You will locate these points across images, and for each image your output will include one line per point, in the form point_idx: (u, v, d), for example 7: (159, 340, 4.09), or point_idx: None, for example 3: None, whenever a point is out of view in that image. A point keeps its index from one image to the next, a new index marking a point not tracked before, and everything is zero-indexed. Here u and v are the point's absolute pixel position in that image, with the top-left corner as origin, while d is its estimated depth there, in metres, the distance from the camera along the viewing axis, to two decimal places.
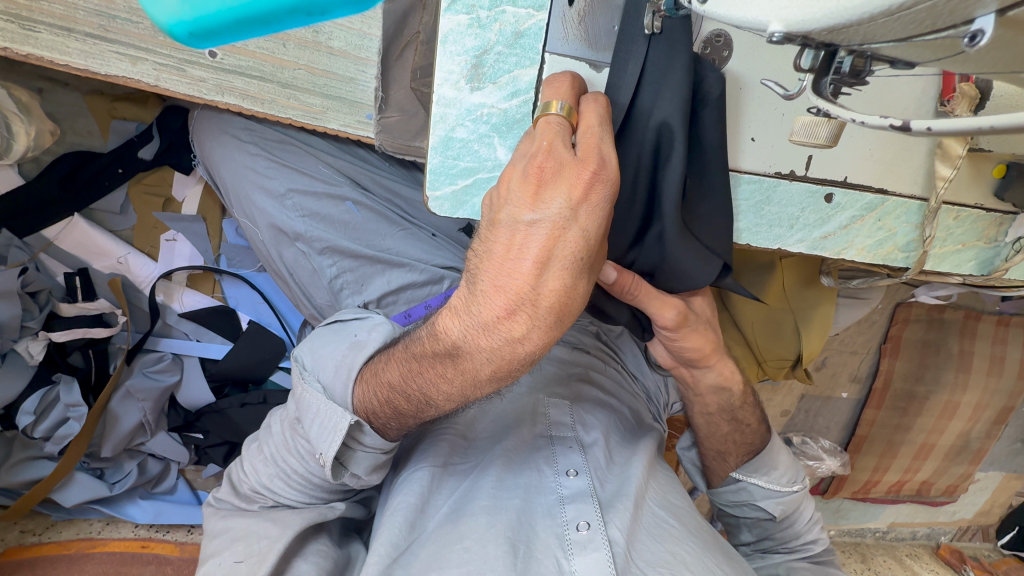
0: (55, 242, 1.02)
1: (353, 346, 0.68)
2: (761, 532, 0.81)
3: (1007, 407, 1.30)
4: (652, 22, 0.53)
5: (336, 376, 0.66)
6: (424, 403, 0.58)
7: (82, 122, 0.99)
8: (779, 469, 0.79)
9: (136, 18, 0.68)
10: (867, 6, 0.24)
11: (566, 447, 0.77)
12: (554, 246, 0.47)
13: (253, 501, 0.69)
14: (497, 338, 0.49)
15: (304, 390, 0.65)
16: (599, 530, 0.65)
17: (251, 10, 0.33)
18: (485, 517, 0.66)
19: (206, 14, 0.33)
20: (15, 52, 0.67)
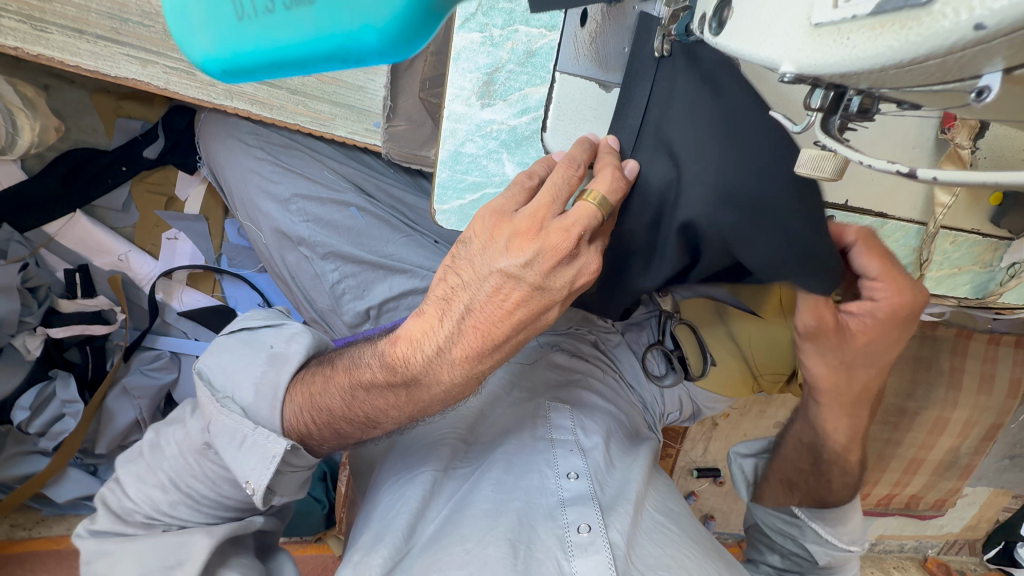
0: (56, 238, 1.02)
1: (271, 358, 0.66)
2: (792, 565, 0.83)
3: (995, 424, 1.31)
4: (661, 46, 0.53)
5: (257, 398, 0.64)
6: (369, 423, 0.62)
7: (87, 120, 0.98)
8: (847, 528, 0.78)
9: (148, 22, 0.67)
10: (879, 58, 0.25)
11: (566, 449, 0.78)
12: (539, 315, 0.54)
13: (153, 527, 0.63)
14: (458, 372, 0.56)
15: (218, 417, 0.61)
16: (600, 533, 0.66)
17: (285, 53, 0.34)
18: (486, 519, 0.66)
19: (236, 55, 0.35)
20: (26, 52, 0.66)
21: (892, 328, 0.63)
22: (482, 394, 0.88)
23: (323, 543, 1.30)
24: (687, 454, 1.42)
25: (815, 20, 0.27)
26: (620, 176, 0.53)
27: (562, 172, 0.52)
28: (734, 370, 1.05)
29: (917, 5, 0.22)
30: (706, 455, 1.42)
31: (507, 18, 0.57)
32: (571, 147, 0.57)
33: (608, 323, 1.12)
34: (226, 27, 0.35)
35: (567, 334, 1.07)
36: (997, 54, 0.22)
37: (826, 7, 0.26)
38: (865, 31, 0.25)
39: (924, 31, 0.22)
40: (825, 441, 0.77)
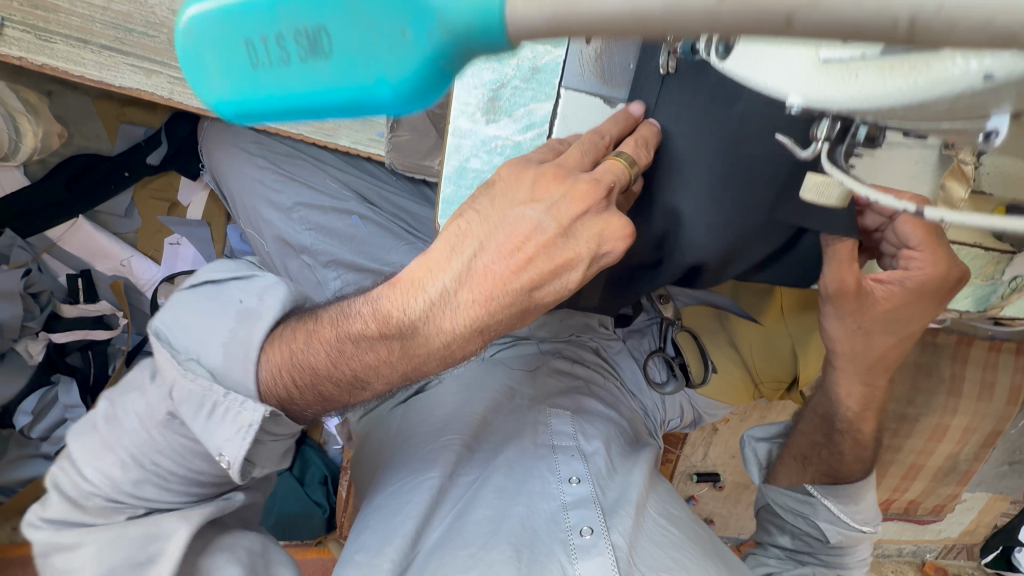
0: (59, 243, 1.02)
1: (242, 314, 0.63)
2: (802, 545, 0.86)
3: (996, 431, 1.29)
4: (667, 63, 0.53)
5: (227, 359, 0.60)
6: (358, 382, 0.59)
7: (91, 127, 0.97)
8: (860, 507, 0.81)
9: (154, 32, 0.65)
10: (886, 99, 0.25)
11: (567, 455, 0.79)
12: (561, 268, 0.52)
13: (115, 512, 0.59)
14: (459, 322, 0.53)
15: (184, 382, 0.58)
16: (602, 535, 0.69)
17: (311, 101, 0.22)
18: (488, 526, 0.69)
19: (257, 99, 0.22)
20: (31, 61, 0.66)
21: (923, 300, 0.61)
22: (488, 394, 0.87)
23: (323, 547, 1.29)
24: (688, 459, 1.41)
25: (823, 56, 0.27)
26: (646, 147, 0.54)
27: (589, 139, 0.54)
28: (735, 378, 1.05)
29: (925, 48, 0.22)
30: (706, 460, 1.42)
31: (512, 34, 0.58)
32: (603, 121, 0.56)
33: (610, 329, 1.13)
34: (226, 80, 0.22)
35: (568, 341, 1.07)
36: (1005, 98, 0.22)
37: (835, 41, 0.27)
38: (873, 69, 0.25)
39: (930, 78, 0.23)
40: (838, 410, 0.78)
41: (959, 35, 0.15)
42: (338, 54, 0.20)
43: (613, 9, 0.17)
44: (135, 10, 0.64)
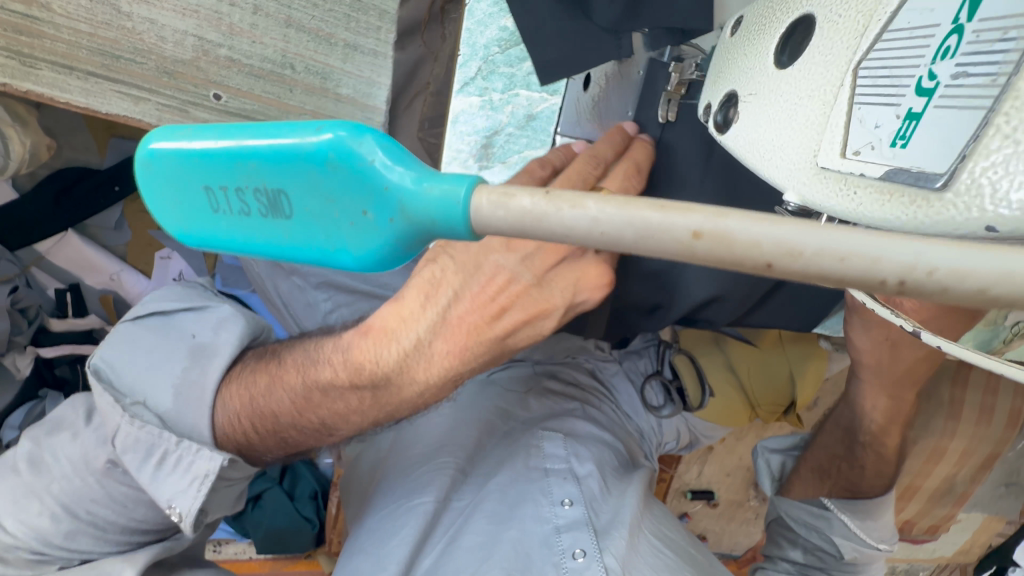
0: (47, 256, 1.01)
1: (194, 351, 0.65)
2: (815, 561, 0.83)
3: (994, 454, 1.04)
4: (667, 113, 0.57)
5: (178, 403, 0.62)
6: (324, 427, 0.62)
7: (79, 139, 0.95)
8: (879, 526, 0.80)
9: (141, 59, 0.63)
10: (884, 221, 0.26)
11: (560, 477, 0.76)
12: (534, 319, 0.55)
13: (43, 564, 0.62)
14: (432, 374, 0.56)
15: (131, 429, 0.59)
16: (595, 558, 0.66)
17: (265, 252, 0.27)
18: (480, 550, 0.67)
19: (212, 238, 0.28)
20: (15, 88, 0.62)
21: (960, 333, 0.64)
22: (482, 414, 0.86)
23: (312, 560, 1.30)
24: (682, 477, 1.41)
25: (821, 162, 0.29)
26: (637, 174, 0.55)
27: (579, 167, 0.52)
28: (732, 402, 1.03)
29: (929, 188, 0.24)
30: (701, 478, 1.41)
31: (508, 82, 0.61)
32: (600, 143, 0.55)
33: (606, 351, 1.12)
34: (196, 215, 0.28)
35: (564, 364, 1.06)
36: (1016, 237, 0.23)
37: (833, 153, 0.28)
38: (871, 192, 0.26)
39: (932, 215, 0.24)
40: (862, 422, 0.78)
41: (957, 294, 0.18)
42: (304, 218, 0.26)
43: (579, 225, 0.21)
44: (123, 37, 0.61)
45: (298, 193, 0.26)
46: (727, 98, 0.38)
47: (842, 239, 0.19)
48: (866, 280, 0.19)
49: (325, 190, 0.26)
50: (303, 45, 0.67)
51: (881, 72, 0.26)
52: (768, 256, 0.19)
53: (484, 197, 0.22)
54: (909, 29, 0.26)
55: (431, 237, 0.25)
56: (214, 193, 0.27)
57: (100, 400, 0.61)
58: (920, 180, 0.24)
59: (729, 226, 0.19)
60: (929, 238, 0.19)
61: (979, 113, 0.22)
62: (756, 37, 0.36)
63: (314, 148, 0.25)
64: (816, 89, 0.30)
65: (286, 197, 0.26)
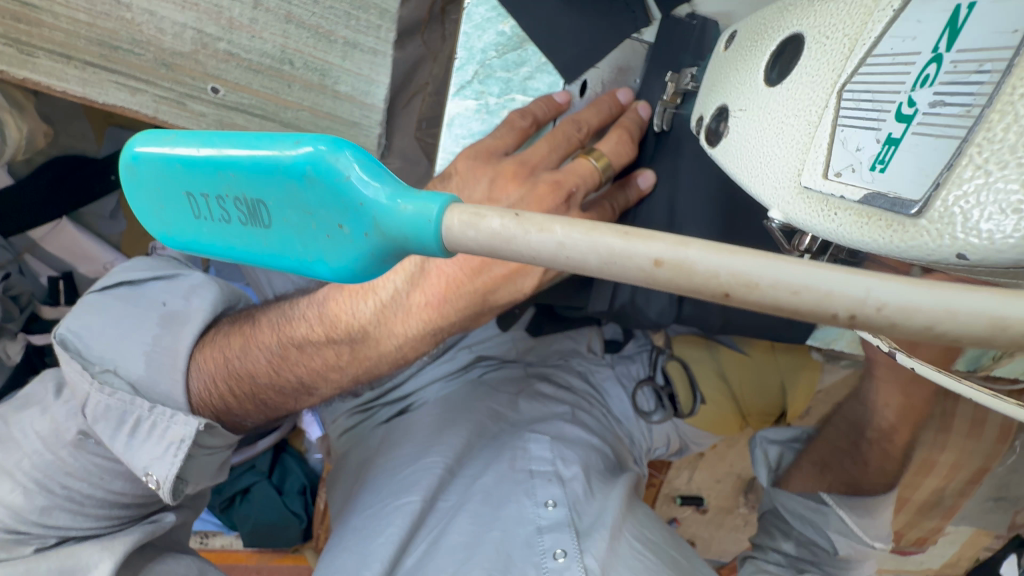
0: (40, 243, 1.00)
1: (166, 318, 0.65)
2: (807, 554, 0.83)
3: (983, 468, 1.02)
4: (661, 122, 0.58)
5: (150, 369, 0.63)
6: (303, 386, 0.63)
7: (76, 126, 0.94)
8: (877, 526, 0.79)
9: (139, 50, 0.63)
10: (864, 243, 0.27)
11: (545, 478, 0.76)
12: (518, 271, 0.55)
13: (20, 544, 0.61)
14: (412, 324, 0.57)
15: (102, 397, 0.60)
16: (576, 559, 0.66)
17: (244, 257, 0.27)
18: (463, 552, 0.66)
19: (190, 241, 0.29)
20: (12, 75, 0.62)
21: None
22: (472, 418, 0.86)
23: (299, 554, 1.31)
24: (672, 482, 1.42)
25: (804, 182, 0.29)
26: (631, 142, 0.58)
27: (563, 131, 0.58)
28: (722, 408, 1.05)
29: (904, 214, 0.24)
30: (690, 484, 1.42)
31: (505, 86, 0.62)
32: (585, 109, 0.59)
33: (599, 355, 1.12)
34: (179, 219, 0.29)
35: (556, 367, 1.08)
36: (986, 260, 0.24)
37: (816, 174, 0.28)
38: (850, 214, 0.27)
39: (908, 240, 0.25)
40: (873, 418, 0.78)
41: (908, 329, 0.18)
42: (282, 229, 0.26)
43: (545, 250, 0.21)
44: (122, 28, 0.62)
45: (276, 205, 0.26)
46: (719, 111, 0.39)
47: (795, 271, 0.19)
48: (819, 310, 0.19)
49: (303, 203, 0.26)
50: (302, 42, 0.67)
51: (864, 96, 0.27)
52: (725, 286, 0.19)
53: (456, 216, 0.23)
54: (892, 54, 0.26)
55: (404, 253, 0.25)
56: (197, 199, 0.28)
57: (69, 372, 0.61)
58: (897, 206, 0.25)
59: (690, 256, 0.19)
60: (880, 272, 0.19)
61: (953, 142, 0.23)
62: (748, 52, 0.36)
63: (292, 162, 0.25)
64: (800, 110, 0.30)
65: (264, 208, 0.26)
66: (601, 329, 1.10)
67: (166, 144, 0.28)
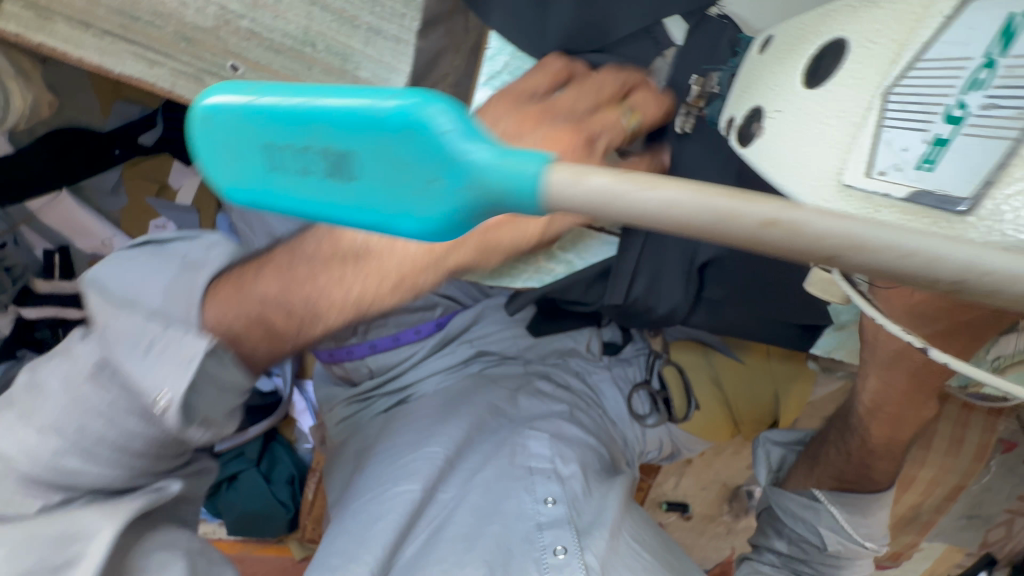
0: (38, 215, 0.98)
1: (185, 266, 0.56)
2: (798, 552, 0.79)
3: (960, 486, 1.04)
4: (684, 123, 0.58)
5: (170, 311, 0.53)
6: (323, 297, 0.54)
7: (80, 98, 0.92)
8: (868, 522, 0.76)
9: (160, 22, 0.63)
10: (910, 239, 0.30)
11: (545, 475, 0.76)
12: None
13: None
14: None
15: (114, 335, 0.51)
16: (576, 555, 0.66)
17: (321, 209, 0.27)
18: (462, 542, 0.66)
19: (265, 190, 0.28)
20: (28, 39, 0.61)
21: None
22: (472, 413, 0.84)
23: (283, 545, 1.30)
24: (660, 487, 1.43)
25: (845, 180, 0.32)
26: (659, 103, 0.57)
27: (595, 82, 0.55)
28: (715, 414, 1.06)
29: (953, 211, 0.28)
30: (677, 489, 1.43)
31: None
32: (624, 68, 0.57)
33: (597, 356, 1.12)
34: (255, 169, 0.28)
35: (554, 367, 1.08)
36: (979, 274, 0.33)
37: (858, 173, 0.31)
38: (894, 210, 0.30)
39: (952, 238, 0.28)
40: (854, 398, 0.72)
41: (997, 299, 0.20)
42: (367, 182, 0.26)
43: (653, 207, 0.21)
44: None
45: (365, 157, 0.26)
46: (751, 112, 0.41)
47: (902, 237, 0.20)
48: (925, 277, 0.20)
49: (393, 152, 0.25)
50: (326, 25, 0.66)
51: (911, 100, 0.30)
52: (834, 249, 0.20)
53: (561, 172, 0.23)
54: (944, 59, 0.29)
55: (498, 209, 0.25)
56: (276, 152, 0.27)
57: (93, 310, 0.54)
58: (946, 204, 0.28)
59: (800, 218, 0.20)
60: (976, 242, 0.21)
61: (1003, 144, 0.27)
62: (786, 55, 0.39)
63: (388, 112, 0.25)
64: (843, 109, 0.33)
65: (350, 158, 0.26)
66: (601, 330, 1.11)
67: (250, 96, 0.28)
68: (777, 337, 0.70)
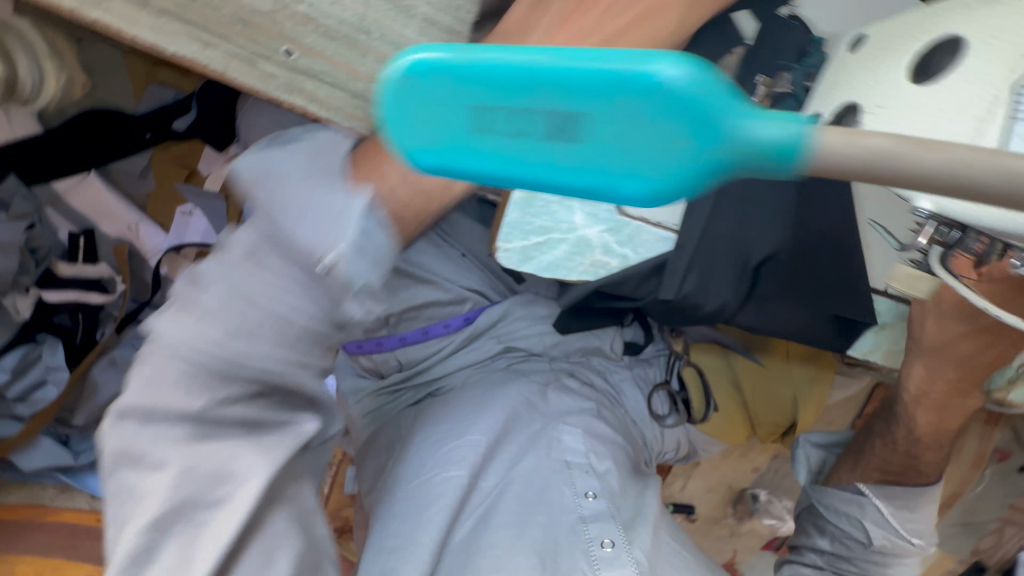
0: (65, 197, 0.97)
1: (318, 146, 0.52)
2: (841, 549, 0.83)
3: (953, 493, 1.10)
4: None
5: (312, 178, 0.48)
6: None
7: (114, 80, 0.92)
8: (914, 519, 0.81)
9: (217, 3, 0.62)
10: None
11: (583, 469, 0.76)
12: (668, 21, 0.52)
13: None
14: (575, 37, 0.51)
15: (269, 200, 0.46)
16: (624, 548, 0.68)
17: (547, 172, 0.26)
18: (512, 530, 0.67)
19: (474, 152, 0.27)
20: (82, 15, 0.60)
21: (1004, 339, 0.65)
22: (509, 403, 0.83)
23: None
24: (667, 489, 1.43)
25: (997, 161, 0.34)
26: None
27: None
28: (733, 415, 1.09)
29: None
30: (683, 491, 1.43)
31: None
32: None
33: (617, 356, 1.11)
34: (460, 131, 0.28)
35: (577, 364, 1.07)
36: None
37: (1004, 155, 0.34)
38: None
39: None
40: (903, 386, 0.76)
41: None
42: (598, 145, 0.26)
43: (936, 167, 0.22)
44: None
45: (607, 117, 0.25)
46: (849, 106, 0.46)
47: None
48: None
49: (634, 114, 0.25)
50: (382, 13, 0.66)
51: None
52: None
53: (833, 134, 0.23)
54: None
55: (747, 172, 0.25)
56: (494, 111, 0.27)
57: (247, 205, 0.51)
58: None
59: None
60: None
61: None
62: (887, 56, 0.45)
63: (635, 73, 0.25)
64: (966, 101, 0.37)
65: (583, 119, 0.25)
66: (623, 330, 1.11)
67: (464, 55, 0.27)
68: (819, 336, 0.70)
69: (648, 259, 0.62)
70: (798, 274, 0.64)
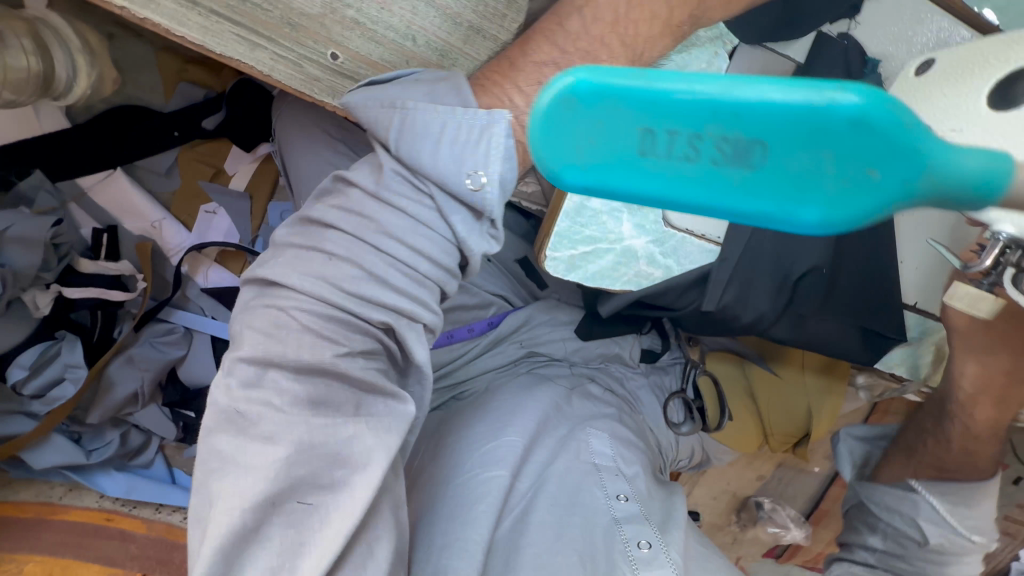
0: (89, 193, 0.97)
1: (432, 80, 0.52)
2: (894, 547, 0.82)
3: None
4: None
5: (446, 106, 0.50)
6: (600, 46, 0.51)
7: (145, 77, 0.93)
8: (972, 515, 0.80)
9: (268, 6, 0.62)
10: None
11: (613, 473, 0.77)
12: None
13: None
14: None
15: (411, 126, 0.48)
16: (661, 550, 0.67)
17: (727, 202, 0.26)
18: (552, 529, 0.66)
19: (644, 179, 0.27)
20: (132, 14, 0.60)
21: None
22: (540, 407, 0.83)
23: None
24: None
25: None
26: None
27: None
28: (748, 424, 1.10)
29: None
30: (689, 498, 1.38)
31: None
32: None
33: (635, 363, 1.11)
34: (626, 154, 0.27)
35: (599, 369, 1.06)
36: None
37: None
38: None
39: None
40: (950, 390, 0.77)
41: None
42: (781, 174, 0.26)
43: None
44: None
45: (798, 147, 0.25)
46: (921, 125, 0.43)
47: None
48: None
49: (828, 146, 0.25)
50: (429, 20, 0.67)
51: None
52: None
53: None
54: None
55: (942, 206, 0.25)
56: (680, 138, 0.26)
57: (368, 135, 0.51)
58: None
59: None
60: None
61: None
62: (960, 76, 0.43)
63: (835, 103, 0.24)
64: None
65: (769, 149, 0.25)
66: (641, 337, 1.12)
67: (639, 76, 0.26)
68: (855, 349, 0.70)
69: (690, 270, 0.63)
70: (838, 288, 0.65)
